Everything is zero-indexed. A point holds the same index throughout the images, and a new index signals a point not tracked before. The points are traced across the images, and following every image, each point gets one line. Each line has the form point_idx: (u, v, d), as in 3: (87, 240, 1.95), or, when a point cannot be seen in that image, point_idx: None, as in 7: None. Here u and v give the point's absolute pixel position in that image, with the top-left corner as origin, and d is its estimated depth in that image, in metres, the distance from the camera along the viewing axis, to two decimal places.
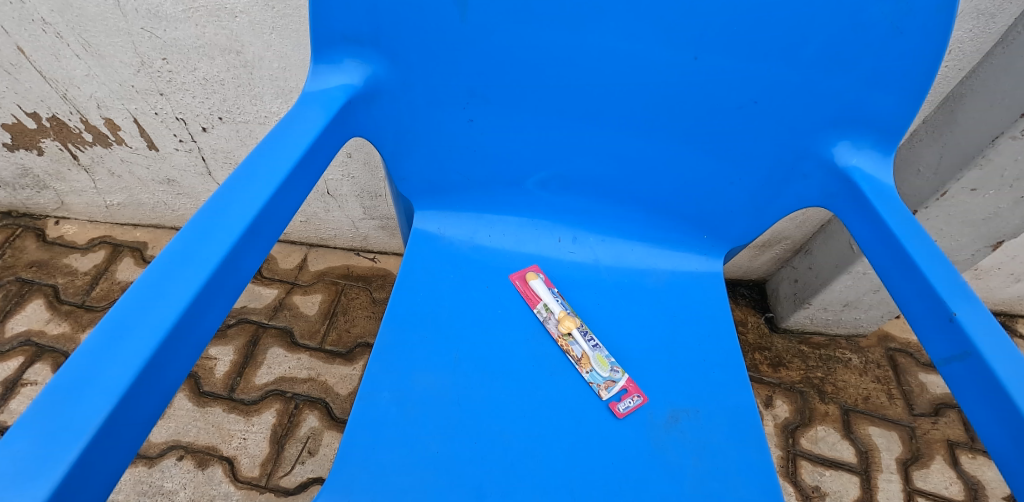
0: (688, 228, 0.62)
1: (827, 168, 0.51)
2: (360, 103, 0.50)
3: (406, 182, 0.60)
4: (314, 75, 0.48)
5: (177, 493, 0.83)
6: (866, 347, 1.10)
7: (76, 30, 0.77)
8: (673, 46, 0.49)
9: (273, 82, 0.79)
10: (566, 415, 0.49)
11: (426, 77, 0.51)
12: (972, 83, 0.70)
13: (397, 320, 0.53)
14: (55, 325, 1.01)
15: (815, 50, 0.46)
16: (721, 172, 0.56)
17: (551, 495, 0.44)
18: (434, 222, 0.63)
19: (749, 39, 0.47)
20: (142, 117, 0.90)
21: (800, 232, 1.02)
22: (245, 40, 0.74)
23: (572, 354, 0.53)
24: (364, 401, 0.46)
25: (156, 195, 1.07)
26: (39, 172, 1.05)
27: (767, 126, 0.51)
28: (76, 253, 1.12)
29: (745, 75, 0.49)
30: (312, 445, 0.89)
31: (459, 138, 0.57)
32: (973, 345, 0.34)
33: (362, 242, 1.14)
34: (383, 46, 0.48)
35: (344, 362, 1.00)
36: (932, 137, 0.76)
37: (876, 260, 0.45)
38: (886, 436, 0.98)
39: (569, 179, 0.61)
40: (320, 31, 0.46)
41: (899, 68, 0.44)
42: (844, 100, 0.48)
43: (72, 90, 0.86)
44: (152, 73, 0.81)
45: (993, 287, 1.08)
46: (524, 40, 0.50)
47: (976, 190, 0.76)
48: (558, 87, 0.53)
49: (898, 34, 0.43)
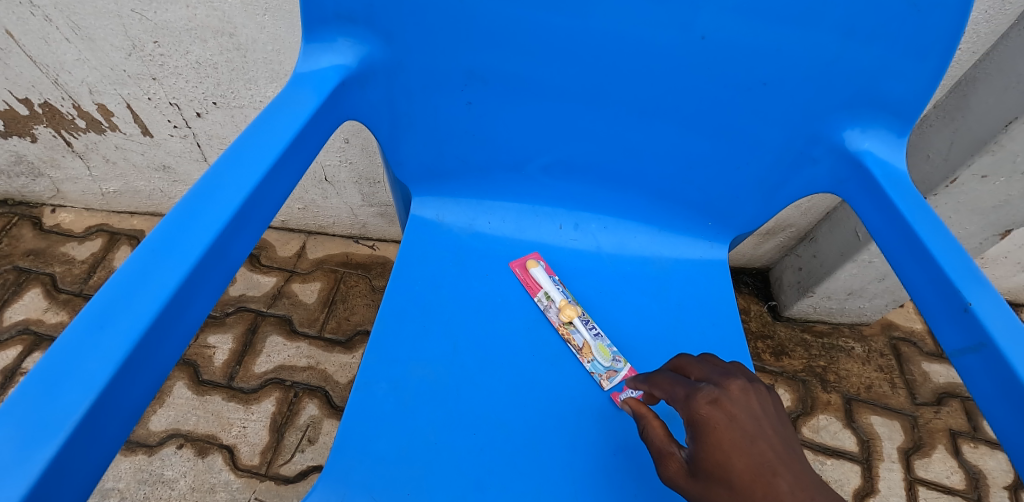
0: (692, 214, 0.60)
1: (837, 153, 0.49)
2: (353, 84, 0.48)
3: (402, 167, 0.59)
4: (306, 54, 0.47)
5: (177, 481, 0.83)
6: (870, 335, 1.09)
7: (65, 13, 0.75)
8: (679, 24, 0.47)
9: (267, 66, 0.77)
10: (568, 406, 0.48)
11: (422, 57, 0.49)
12: (986, 66, 0.68)
13: (394, 310, 0.52)
14: (53, 314, 1.00)
15: (829, 25, 0.44)
16: (726, 158, 0.54)
17: (552, 487, 0.43)
18: (432, 208, 0.62)
19: (760, 14, 0.44)
20: (135, 103, 0.88)
21: (805, 220, 1.01)
22: (237, 22, 0.72)
23: (573, 343, 0.52)
24: (362, 392, 0.45)
25: (152, 182, 1.05)
26: (33, 159, 1.03)
27: (777, 109, 0.50)
28: (73, 241, 1.11)
29: (755, 53, 0.47)
30: (312, 433, 0.89)
31: (457, 122, 0.55)
32: (988, 335, 0.33)
33: (361, 229, 1.12)
34: (376, 25, 0.46)
35: (344, 350, 0.99)
36: (944, 122, 0.75)
37: (886, 247, 0.43)
38: (889, 425, 0.98)
39: (571, 164, 0.59)
40: (312, 9, 0.44)
41: (917, 47, 0.42)
42: (857, 79, 0.45)
43: (63, 75, 0.85)
44: (144, 57, 0.80)
45: (998, 276, 1.07)
46: (524, 16, 0.47)
47: (986, 177, 0.74)
48: (559, 67, 0.51)
49: (915, 12, 0.41)
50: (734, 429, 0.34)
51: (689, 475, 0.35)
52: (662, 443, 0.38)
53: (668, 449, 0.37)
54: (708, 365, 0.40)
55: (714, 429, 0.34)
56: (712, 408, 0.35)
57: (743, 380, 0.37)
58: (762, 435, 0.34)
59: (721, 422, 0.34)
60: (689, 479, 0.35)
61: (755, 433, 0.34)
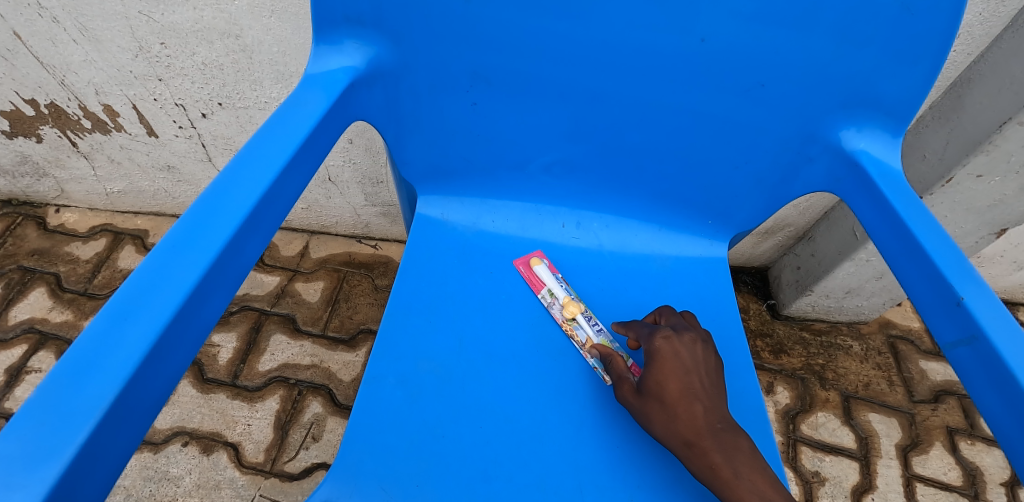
0: (692, 213, 0.61)
1: (835, 152, 0.50)
2: (362, 85, 0.49)
3: (408, 167, 0.60)
4: (316, 56, 0.48)
5: (182, 478, 0.84)
6: (867, 334, 1.10)
7: (73, 14, 0.76)
8: (679, 27, 0.48)
9: (273, 67, 0.78)
10: (571, 400, 0.49)
11: (428, 59, 0.50)
12: (980, 67, 0.69)
13: (401, 306, 0.53)
14: (58, 313, 1.01)
15: (826, 27, 0.45)
16: (726, 158, 0.55)
17: (557, 479, 0.44)
18: (437, 207, 0.63)
19: (759, 17, 0.45)
20: (141, 103, 0.89)
21: (803, 219, 1.02)
22: (243, 23, 0.73)
23: (577, 339, 0.53)
24: (370, 386, 0.47)
25: (156, 182, 1.06)
26: (38, 159, 1.04)
27: (775, 110, 0.51)
28: (77, 241, 1.11)
29: (754, 55, 0.48)
30: (316, 431, 0.90)
31: (462, 122, 0.56)
32: (980, 328, 0.34)
33: (363, 229, 1.13)
34: (384, 27, 0.47)
35: (347, 348, 1.00)
36: (940, 122, 0.76)
37: (882, 244, 0.44)
38: (887, 422, 0.99)
39: (574, 163, 0.60)
40: (322, 11, 0.45)
41: (911, 49, 0.43)
42: (854, 80, 0.47)
43: (70, 76, 0.86)
44: (151, 58, 0.81)
45: (994, 274, 1.08)
46: (528, 19, 0.48)
47: (981, 177, 0.75)
48: (562, 69, 0.52)
49: (909, 15, 0.42)
50: (675, 360, 0.44)
51: (636, 392, 0.45)
52: (621, 370, 0.47)
53: (626, 375, 0.46)
54: (679, 319, 0.50)
55: (661, 357, 0.44)
56: (665, 342, 0.45)
57: (698, 335, 0.47)
58: (697, 371, 0.44)
59: (667, 354, 0.45)
60: (636, 398, 0.44)
61: (692, 369, 0.44)
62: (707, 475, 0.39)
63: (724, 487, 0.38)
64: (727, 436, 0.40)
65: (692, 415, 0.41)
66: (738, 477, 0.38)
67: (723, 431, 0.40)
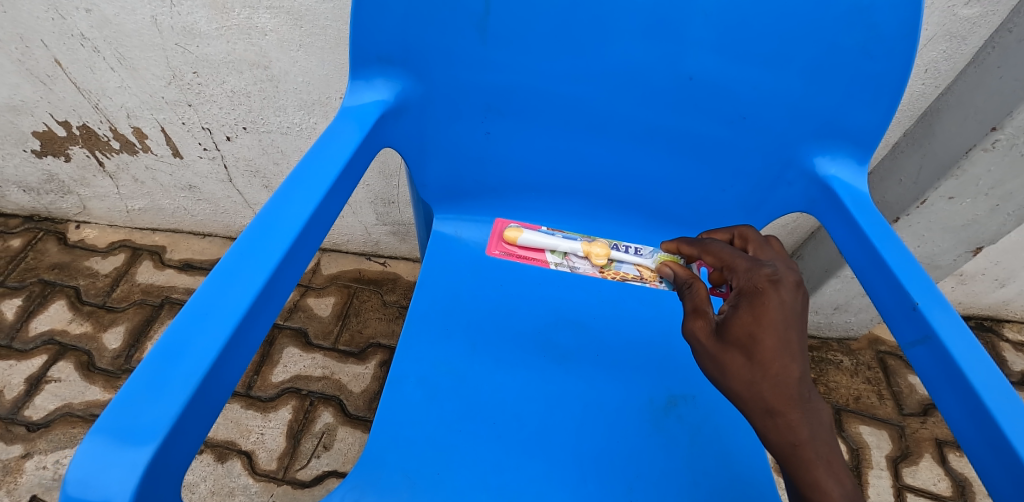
0: (685, 232, 0.67)
1: (809, 177, 0.56)
2: (390, 116, 0.55)
3: (426, 189, 0.65)
4: (351, 90, 0.54)
5: (198, 485, 0.87)
6: (857, 349, 1.15)
7: (113, 45, 0.82)
8: (670, 67, 0.54)
9: (297, 95, 0.84)
10: (575, 399, 0.54)
11: (448, 92, 0.56)
12: (948, 99, 0.75)
13: (419, 315, 0.58)
14: (77, 325, 1.05)
15: (799, 67, 0.51)
16: (714, 181, 0.61)
17: (562, 471, 0.49)
18: (451, 225, 0.68)
19: (739, 59, 0.52)
20: (169, 126, 0.94)
21: (791, 238, 1.06)
22: (272, 56, 0.79)
23: (628, 275, 0.63)
24: (393, 386, 0.51)
25: (176, 201, 1.11)
26: (65, 178, 1.09)
27: (757, 139, 0.56)
28: (97, 256, 1.16)
29: (737, 90, 0.54)
30: (327, 440, 0.93)
31: (476, 148, 0.62)
32: (932, 329, 0.39)
33: (374, 247, 1.18)
34: (410, 66, 0.53)
35: (357, 361, 1.04)
36: (914, 148, 0.82)
37: (853, 259, 0.49)
38: (877, 434, 1.03)
39: (577, 185, 0.66)
40: (358, 51, 0.52)
41: (871, 87, 0.49)
42: (824, 113, 0.53)
43: (103, 101, 0.92)
44: (183, 85, 0.86)
45: (977, 292, 1.13)
46: (536, 58, 0.54)
47: (953, 198, 0.81)
48: (567, 102, 0.58)
49: (869, 58, 0.48)
50: (779, 311, 0.39)
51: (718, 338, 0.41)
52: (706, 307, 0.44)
53: (706, 313, 0.43)
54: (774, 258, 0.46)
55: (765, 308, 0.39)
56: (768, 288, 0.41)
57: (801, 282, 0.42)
58: (797, 325, 0.39)
59: (771, 303, 0.40)
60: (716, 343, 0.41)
61: (794, 324, 0.39)
62: (787, 452, 0.36)
63: (802, 466, 0.36)
64: (814, 410, 0.37)
65: (785, 378, 0.37)
66: (819, 459, 0.35)
67: (813, 405, 0.37)
